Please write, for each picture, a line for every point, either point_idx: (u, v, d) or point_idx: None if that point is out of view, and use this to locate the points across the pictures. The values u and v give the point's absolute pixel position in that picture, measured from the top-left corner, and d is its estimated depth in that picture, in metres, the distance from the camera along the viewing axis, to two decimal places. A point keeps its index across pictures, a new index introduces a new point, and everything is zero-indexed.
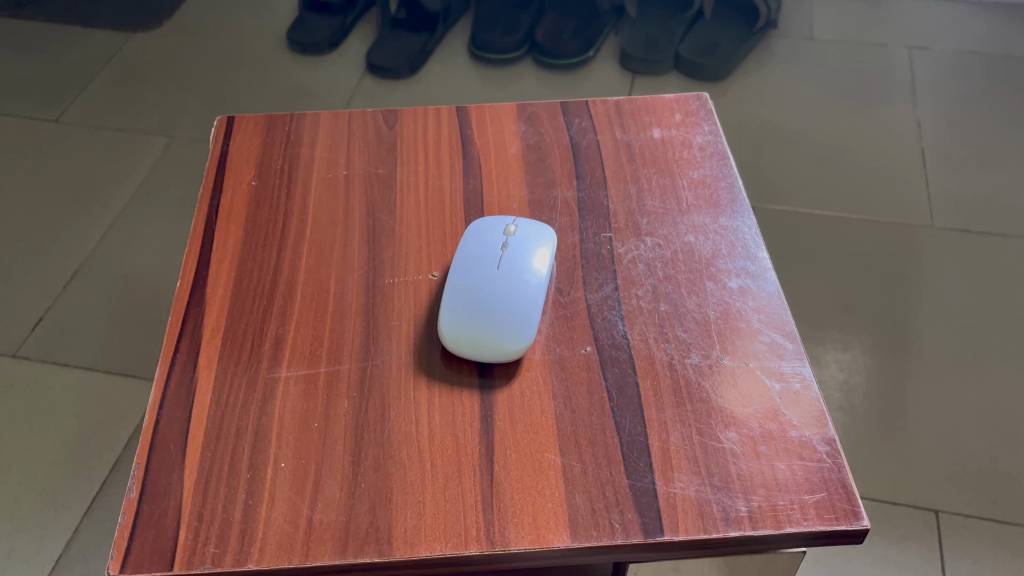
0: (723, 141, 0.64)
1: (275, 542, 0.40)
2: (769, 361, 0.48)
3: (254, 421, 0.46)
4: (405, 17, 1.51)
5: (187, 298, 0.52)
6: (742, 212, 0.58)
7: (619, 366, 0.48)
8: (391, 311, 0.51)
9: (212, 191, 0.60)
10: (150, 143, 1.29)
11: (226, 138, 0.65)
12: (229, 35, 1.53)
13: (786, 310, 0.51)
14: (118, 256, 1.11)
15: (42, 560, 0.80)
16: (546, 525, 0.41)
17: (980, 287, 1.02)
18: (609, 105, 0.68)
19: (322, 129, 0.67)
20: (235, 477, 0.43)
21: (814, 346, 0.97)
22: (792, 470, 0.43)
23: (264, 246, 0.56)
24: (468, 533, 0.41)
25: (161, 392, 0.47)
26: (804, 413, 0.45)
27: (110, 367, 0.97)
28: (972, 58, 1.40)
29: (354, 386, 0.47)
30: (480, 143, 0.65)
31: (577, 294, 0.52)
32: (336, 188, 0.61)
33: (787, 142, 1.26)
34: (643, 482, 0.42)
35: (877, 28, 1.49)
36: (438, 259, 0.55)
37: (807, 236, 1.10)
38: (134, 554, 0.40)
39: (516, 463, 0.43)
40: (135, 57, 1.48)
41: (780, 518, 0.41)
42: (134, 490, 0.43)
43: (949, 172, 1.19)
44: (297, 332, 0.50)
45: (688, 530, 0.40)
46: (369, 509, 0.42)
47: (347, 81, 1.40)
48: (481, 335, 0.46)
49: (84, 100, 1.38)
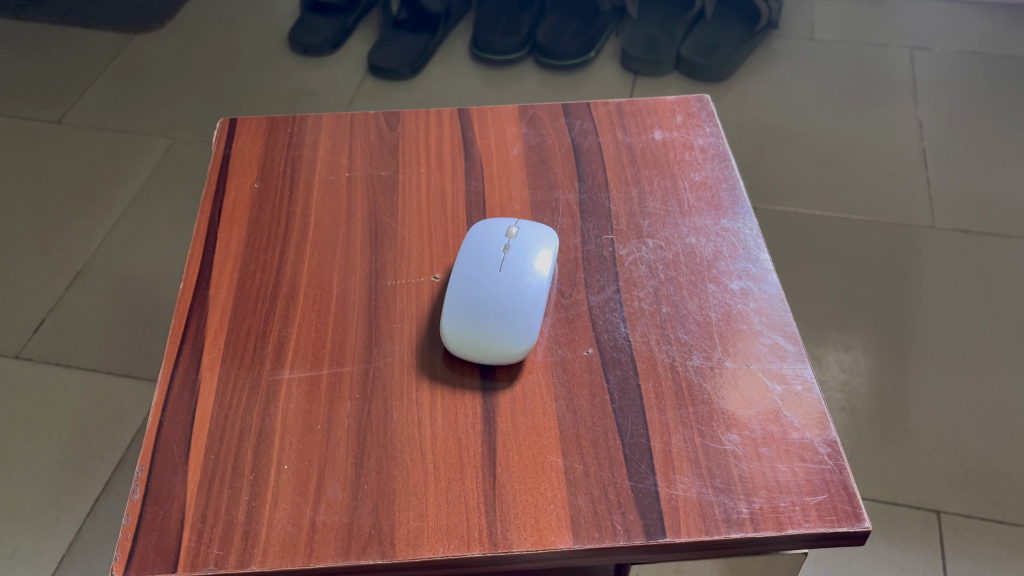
0: (724, 143, 0.64)
1: (278, 544, 0.41)
2: (770, 363, 0.48)
3: (257, 423, 0.46)
4: (406, 17, 1.51)
5: (189, 300, 0.53)
6: (743, 213, 0.58)
7: (621, 368, 0.48)
8: (393, 312, 0.51)
9: (214, 193, 0.61)
10: (151, 143, 1.29)
11: (228, 140, 0.66)
12: (230, 36, 1.53)
13: (787, 312, 0.51)
14: (120, 257, 1.11)
15: (45, 560, 0.80)
16: (549, 527, 0.41)
17: (981, 287, 1.02)
18: (610, 106, 0.68)
19: (324, 131, 0.67)
20: (238, 478, 0.43)
21: (815, 346, 0.97)
22: (793, 472, 0.43)
23: (266, 248, 0.56)
24: (471, 534, 0.41)
25: (164, 394, 0.47)
26: (806, 415, 0.45)
27: (111, 368, 0.98)
28: (973, 58, 1.40)
29: (356, 388, 0.47)
30: (481, 144, 0.65)
31: (578, 296, 0.52)
32: (338, 190, 0.61)
33: (788, 142, 1.26)
34: (644, 484, 0.42)
35: (877, 28, 1.49)
36: (439, 260, 0.55)
37: (808, 237, 1.10)
38: (138, 556, 0.40)
39: (518, 464, 0.43)
40: (136, 58, 1.48)
41: (781, 519, 0.41)
42: (138, 491, 0.43)
43: (950, 172, 1.19)
44: (300, 333, 0.50)
45: (690, 532, 0.41)
46: (372, 511, 0.42)
47: (348, 82, 1.40)
48: (482, 336, 0.47)
49: (86, 100, 1.38)
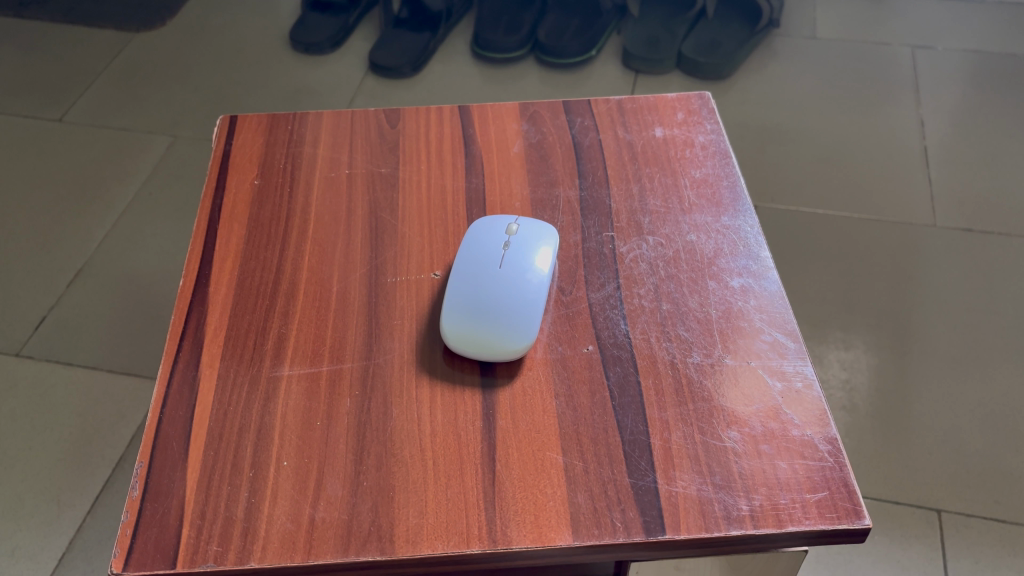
0: (725, 140, 0.64)
1: (277, 542, 0.41)
2: (771, 360, 0.48)
3: (257, 419, 0.46)
4: (407, 16, 1.51)
5: (189, 297, 0.53)
6: (744, 211, 0.58)
7: (621, 365, 0.48)
8: (394, 309, 0.51)
9: (215, 190, 0.61)
10: (152, 142, 1.29)
11: (228, 137, 0.66)
12: (231, 34, 1.53)
13: (787, 309, 0.51)
14: (120, 256, 1.11)
15: (46, 559, 0.80)
16: (548, 524, 0.41)
17: (983, 286, 1.02)
18: (612, 103, 0.68)
19: (325, 129, 0.67)
20: (238, 474, 0.43)
21: (816, 345, 0.97)
22: (794, 469, 0.43)
23: (267, 246, 0.56)
24: (470, 532, 0.41)
25: (164, 391, 0.47)
26: (806, 412, 0.45)
27: (112, 367, 0.98)
28: (976, 57, 1.40)
29: (356, 385, 0.47)
30: (482, 142, 0.65)
31: (579, 293, 0.52)
32: (338, 187, 0.61)
33: (790, 142, 1.26)
34: (645, 480, 0.42)
35: (880, 27, 1.49)
36: (440, 258, 0.55)
37: (809, 236, 1.10)
38: (137, 552, 0.40)
39: (518, 461, 0.43)
40: (138, 57, 1.48)
41: (781, 517, 0.41)
42: (137, 488, 0.43)
43: (952, 172, 1.19)
44: (300, 330, 0.50)
45: (690, 529, 0.40)
46: (372, 508, 0.42)
47: (349, 81, 1.40)
48: (483, 334, 0.47)
49: (88, 99, 1.38)
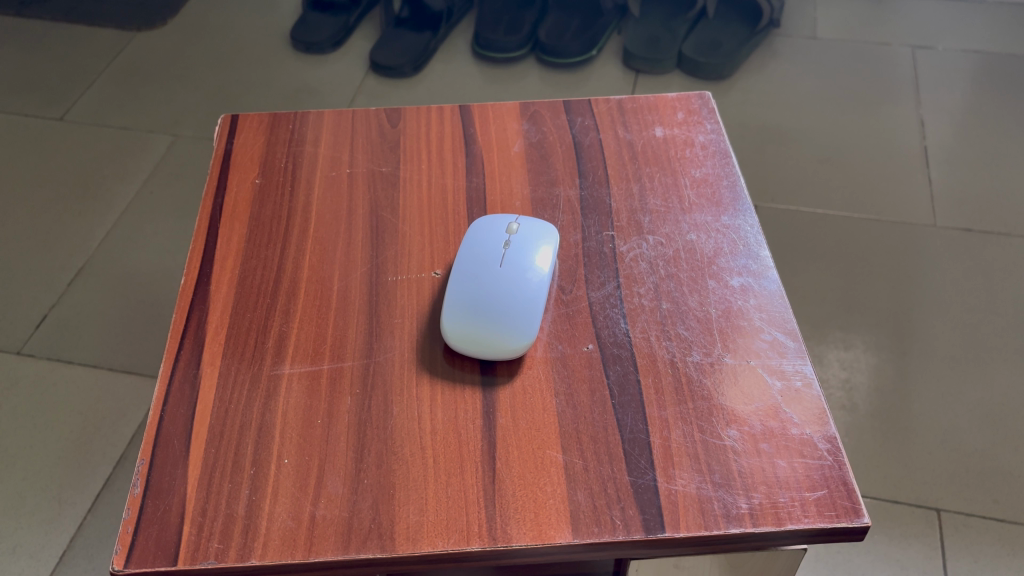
0: (725, 140, 0.64)
1: (278, 539, 0.41)
2: (770, 359, 0.48)
3: (257, 418, 0.46)
4: (408, 16, 1.51)
5: (191, 296, 0.53)
6: (744, 211, 0.58)
7: (621, 363, 0.48)
8: (393, 308, 0.52)
9: (216, 189, 0.61)
10: (154, 141, 1.30)
11: (229, 136, 0.66)
12: (232, 34, 1.53)
13: (787, 308, 0.51)
14: (121, 254, 1.11)
15: (47, 557, 0.80)
16: (548, 521, 0.41)
17: (983, 286, 1.02)
18: (612, 103, 0.68)
19: (327, 127, 0.67)
20: (239, 472, 0.43)
21: (816, 345, 0.97)
22: (793, 467, 0.43)
23: (269, 244, 0.56)
24: (471, 529, 0.41)
25: (165, 388, 0.48)
26: (806, 410, 0.45)
27: (113, 365, 0.98)
28: (977, 57, 1.40)
29: (356, 383, 0.47)
30: (482, 141, 0.65)
31: (579, 292, 0.52)
32: (339, 186, 0.61)
33: (791, 142, 1.26)
34: (644, 479, 0.43)
35: (881, 27, 1.49)
36: (440, 257, 0.55)
37: (809, 235, 1.10)
38: (138, 550, 0.40)
39: (518, 460, 0.43)
40: (140, 55, 1.48)
41: (780, 514, 0.41)
42: (138, 485, 0.43)
43: (952, 171, 1.19)
44: (300, 329, 0.50)
45: (689, 527, 0.41)
46: (372, 505, 0.42)
47: (349, 81, 1.40)
48: (483, 333, 0.47)
49: (90, 98, 1.38)
